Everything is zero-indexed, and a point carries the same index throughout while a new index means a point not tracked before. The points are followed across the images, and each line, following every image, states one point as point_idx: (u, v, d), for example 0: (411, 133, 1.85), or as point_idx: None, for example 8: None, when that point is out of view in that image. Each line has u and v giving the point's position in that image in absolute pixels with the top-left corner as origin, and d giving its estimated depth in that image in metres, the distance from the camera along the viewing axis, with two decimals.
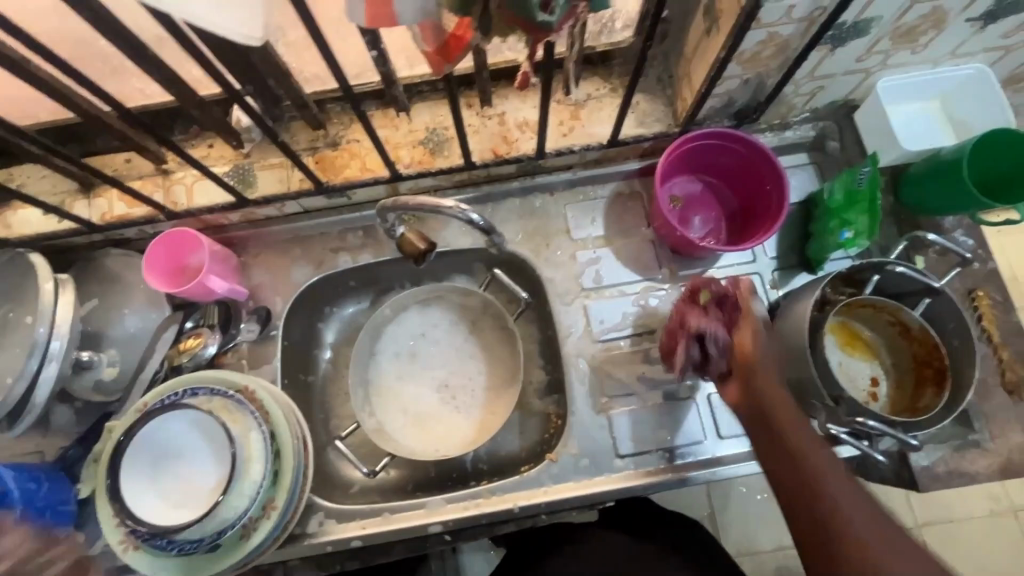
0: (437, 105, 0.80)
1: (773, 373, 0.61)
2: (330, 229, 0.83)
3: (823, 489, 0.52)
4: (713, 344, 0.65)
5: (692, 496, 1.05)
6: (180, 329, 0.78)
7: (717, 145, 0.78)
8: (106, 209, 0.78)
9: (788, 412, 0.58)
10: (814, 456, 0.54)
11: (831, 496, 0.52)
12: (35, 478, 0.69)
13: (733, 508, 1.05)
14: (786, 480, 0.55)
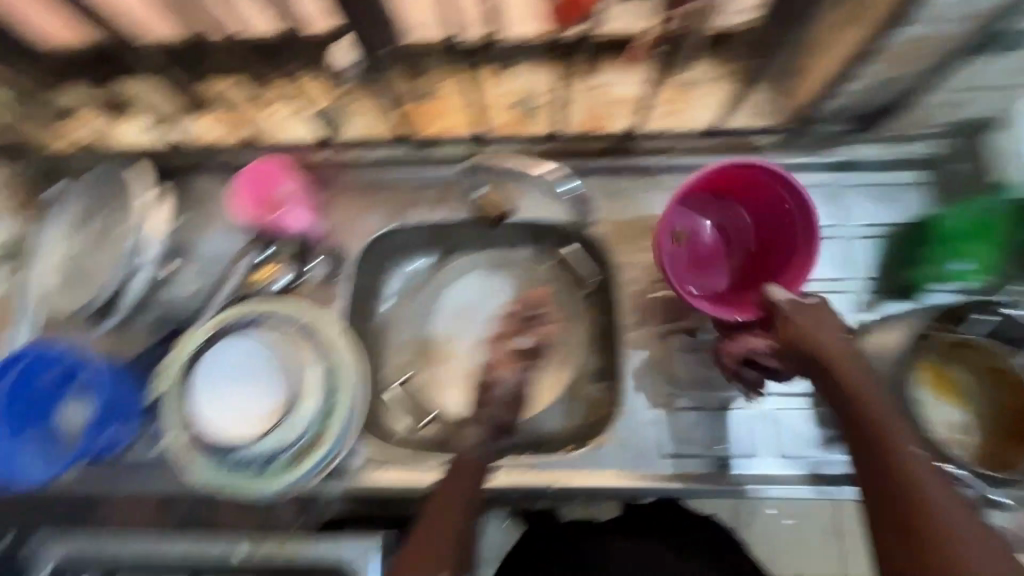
0: (538, 70, 0.80)
1: (859, 376, 0.56)
2: (408, 182, 0.81)
3: (931, 508, 0.49)
4: (763, 355, 0.65)
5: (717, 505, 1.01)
6: (254, 257, 0.78)
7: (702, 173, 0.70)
8: (207, 133, 0.84)
9: (886, 423, 0.54)
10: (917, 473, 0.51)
11: (940, 517, 0.48)
12: (119, 374, 0.74)
13: (756, 529, 1.01)
14: (889, 504, 0.51)
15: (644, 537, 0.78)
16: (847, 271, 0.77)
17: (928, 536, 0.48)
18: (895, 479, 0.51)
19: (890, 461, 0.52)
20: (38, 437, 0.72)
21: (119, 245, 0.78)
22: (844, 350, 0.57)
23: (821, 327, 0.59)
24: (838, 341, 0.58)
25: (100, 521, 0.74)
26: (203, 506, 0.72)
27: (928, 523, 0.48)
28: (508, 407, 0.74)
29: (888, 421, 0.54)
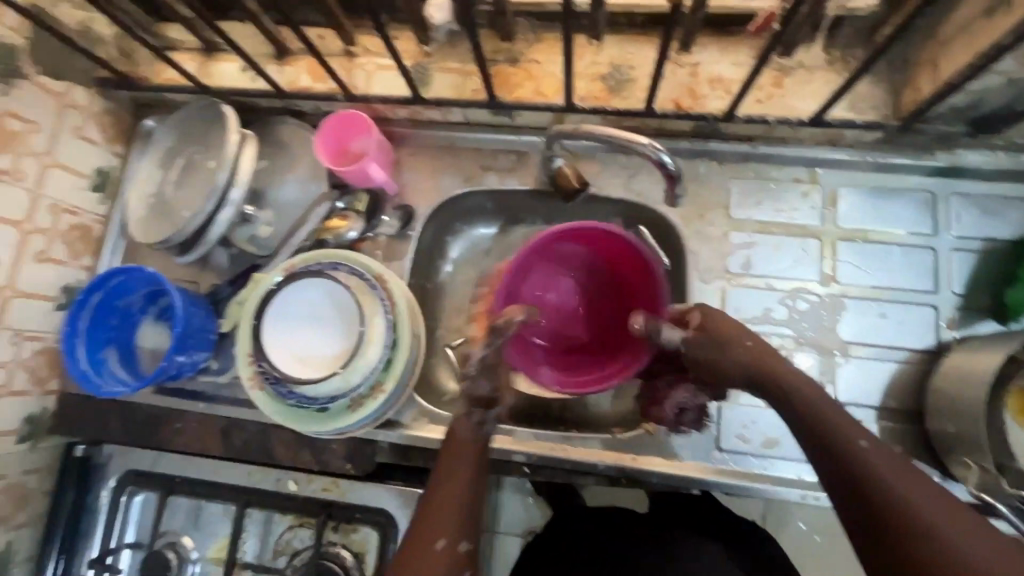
0: (629, 41, 0.75)
1: (795, 380, 0.58)
2: (484, 146, 0.82)
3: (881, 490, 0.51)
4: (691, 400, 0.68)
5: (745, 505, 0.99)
6: (331, 207, 0.81)
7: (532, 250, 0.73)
8: (294, 78, 0.82)
9: (819, 414, 0.56)
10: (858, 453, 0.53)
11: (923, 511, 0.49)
12: (194, 305, 0.78)
13: None
14: (862, 507, 0.51)
15: (673, 525, 0.76)
16: (935, 286, 0.72)
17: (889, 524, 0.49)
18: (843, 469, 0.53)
19: (832, 454, 0.54)
20: (118, 356, 0.80)
21: (204, 182, 0.80)
22: (760, 353, 0.60)
23: (734, 338, 0.61)
24: (749, 346, 0.61)
25: (172, 439, 0.79)
26: (267, 437, 0.77)
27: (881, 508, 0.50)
28: (477, 377, 0.63)
29: (819, 408, 0.56)
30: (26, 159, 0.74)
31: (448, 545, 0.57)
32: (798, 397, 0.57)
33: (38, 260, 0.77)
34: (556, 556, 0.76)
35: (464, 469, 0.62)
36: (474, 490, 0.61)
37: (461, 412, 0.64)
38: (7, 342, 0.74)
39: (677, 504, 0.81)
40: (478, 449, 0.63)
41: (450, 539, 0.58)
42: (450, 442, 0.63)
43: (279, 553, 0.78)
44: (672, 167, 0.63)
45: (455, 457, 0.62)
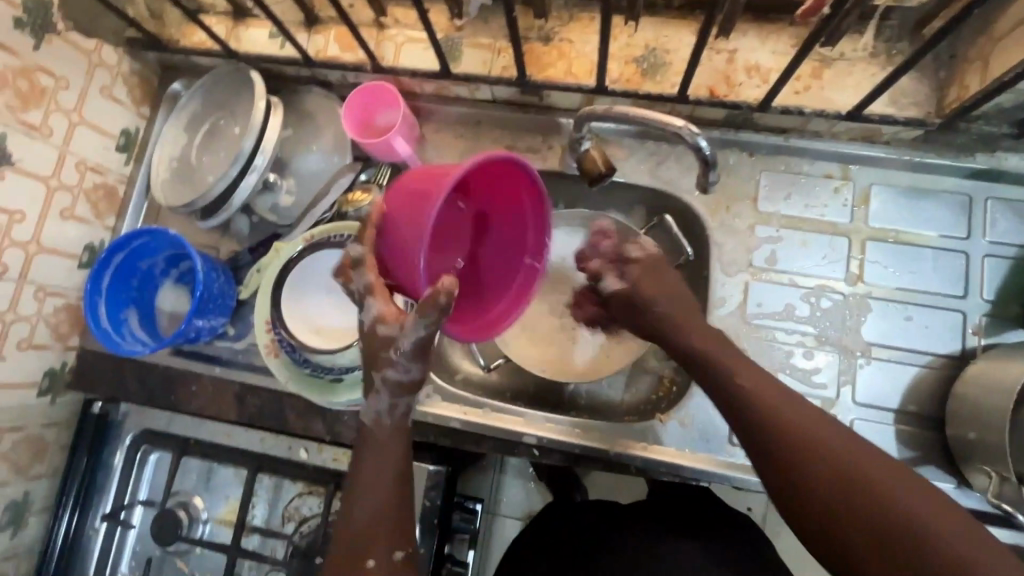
0: (666, 24, 0.73)
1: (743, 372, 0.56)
2: (510, 125, 0.81)
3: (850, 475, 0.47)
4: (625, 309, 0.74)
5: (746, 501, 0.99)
6: (354, 179, 0.82)
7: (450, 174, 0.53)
8: (322, 47, 0.81)
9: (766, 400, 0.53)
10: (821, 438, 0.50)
11: (891, 500, 0.45)
12: (214, 270, 0.78)
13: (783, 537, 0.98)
14: (831, 509, 0.47)
15: (668, 517, 0.77)
16: (965, 291, 0.70)
17: (857, 510, 0.46)
18: (804, 458, 0.49)
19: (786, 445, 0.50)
20: (138, 316, 0.81)
21: (229, 148, 0.80)
22: (674, 317, 0.62)
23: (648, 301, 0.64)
24: (685, 329, 0.62)
25: (187, 401, 0.80)
26: (280, 405, 0.78)
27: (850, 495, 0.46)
28: (411, 363, 0.54)
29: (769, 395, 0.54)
30: (55, 115, 0.74)
31: (382, 560, 0.51)
32: (745, 378, 0.55)
33: (63, 217, 0.78)
34: (556, 543, 0.79)
35: (384, 465, 0.54)
36: (397, 492, 0.54)
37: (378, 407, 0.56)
38: (30, 296, 0.75)
39: (675, 497, 0.80)
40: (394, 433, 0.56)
41: (381, 555, 0.51)
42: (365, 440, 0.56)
43: (287, 519, 0.79)
44: (707, 151, 0.64)
45: (371, 457, 0.55)
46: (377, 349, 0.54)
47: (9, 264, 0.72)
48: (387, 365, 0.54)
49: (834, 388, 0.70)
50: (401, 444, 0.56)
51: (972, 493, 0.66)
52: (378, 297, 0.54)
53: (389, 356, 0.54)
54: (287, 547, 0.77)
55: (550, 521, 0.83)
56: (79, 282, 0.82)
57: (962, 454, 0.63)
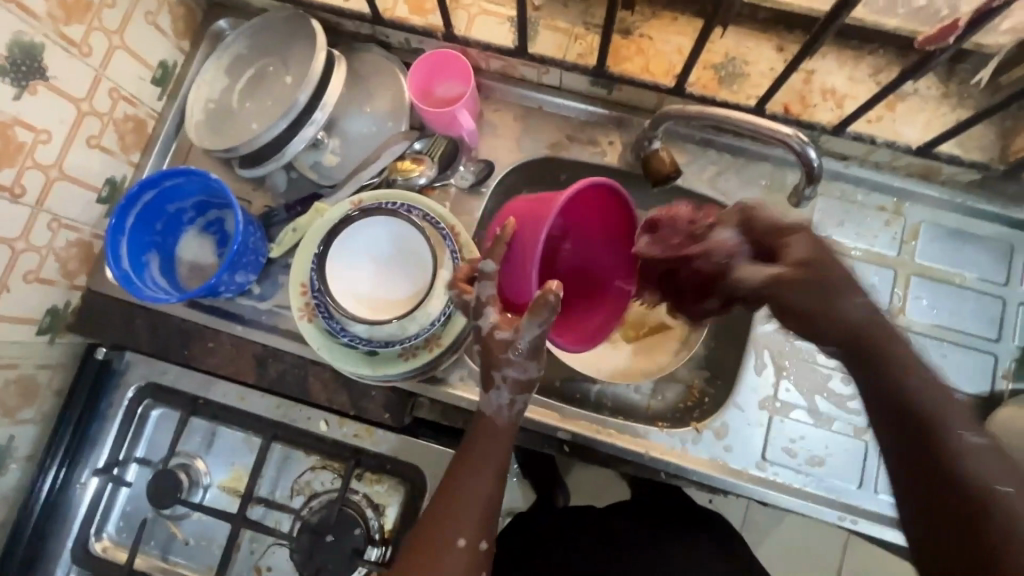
0: (747, 35, 0.73)
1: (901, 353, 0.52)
2: (572, 115, 0.79)
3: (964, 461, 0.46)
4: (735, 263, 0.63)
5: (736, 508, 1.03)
6: (407, 147, 0.77)
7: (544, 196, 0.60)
8: (390, 6, 0.77)
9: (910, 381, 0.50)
10: (955, 428, 0.47)
11: None
12: (250, 224, 0.73)
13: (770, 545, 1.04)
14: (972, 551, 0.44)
15: (662, 524, 0.78)
16: (998, 335, 0.72)
17: (974, 513, 0.45)
18: (930, 443, 0.48)
19: (914, 424, 0.49)
20: (159, 261, 0.75)
21: (278, 97, 0.76)
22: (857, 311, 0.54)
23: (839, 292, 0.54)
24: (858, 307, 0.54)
25: (202, 358, 0.75)
26: (304, 373, 0.74)
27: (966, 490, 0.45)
28: (526, 362, 0.56)
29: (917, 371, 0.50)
30: (96, 34, 0.68)
31: (468, 544, 0.55)
32: (889, 350, 0.52)
33: (89, 145, 0.71)
34: (541, 542, 0.78)
35: (490, 459, 0.57)
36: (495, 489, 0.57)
37: (497, 399, 0.58)
38: (44, 226, 0.69)
39: (665, 504, 0.82)
40: (505, 434, 0.58)
41: (469, 537, 0.55)
42: (476, 433, 0.58)
43: (296, 493, 0.76)
44: (816, 164, 0.63)
45: (482, 446, 0.57)
46: (496, 351, 0.56)
47: (27, 188, 0.66)
48: (507, 365, 0.56)
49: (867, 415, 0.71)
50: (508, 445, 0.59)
51: None
52: (495, 306, 0.57)
53: (507, 356, 0.55)
54: (294, 521, 0.74)
55: (532, 519, 0.82)
56: (95, 218, 0.76)
57: None
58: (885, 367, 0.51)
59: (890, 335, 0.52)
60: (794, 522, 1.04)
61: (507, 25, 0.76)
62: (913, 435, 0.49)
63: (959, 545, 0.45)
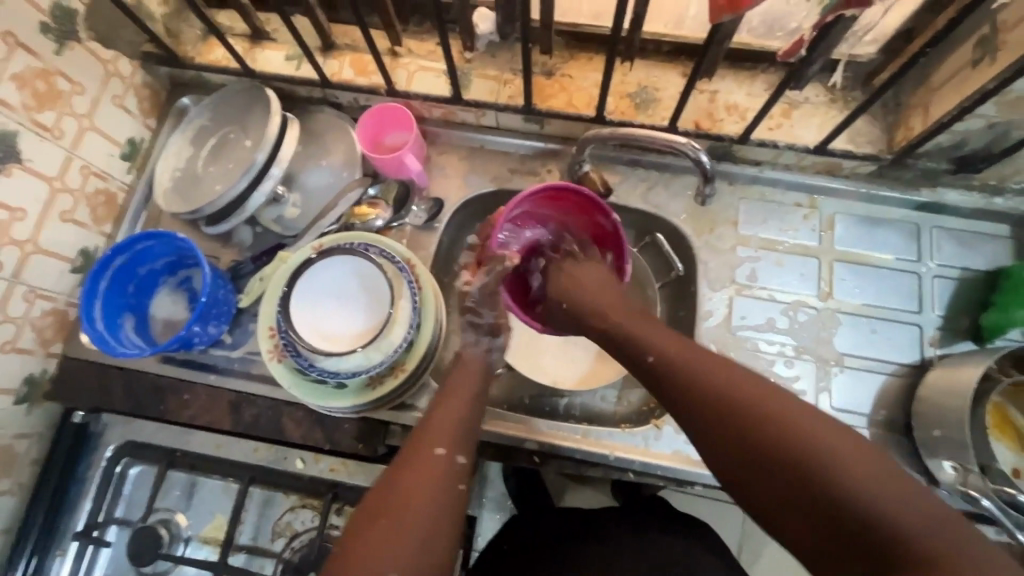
0: (655, 66, 0.82)
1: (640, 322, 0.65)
2: (513, 150, 0.87)
3: (807, 435, 0.47)
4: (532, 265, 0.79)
5: (727, 517, 1.04)
6: (362, 193, 0.84)
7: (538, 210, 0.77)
8: (337, 70, 0.86)
9: (753, 399, 0.51)
10: (796, 424, 0.48)
11: (784, 427, 0.48)
12: (219, 278, 0.78)
13: (765, 553, 1.03)
14: (746, 457, 0.49)
15: (639, 521, 0.79)
16: (919, 307, 0.78)
17: (733, 420, 0.51)
18: (690, 386, 0.55)
19: (743, 416, 0.50)
20: (134, 321, 0.80)
21: (237, 159, 0.82)
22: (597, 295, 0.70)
23: (603, 316, 0.67)
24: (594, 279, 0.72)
25: (178, 411, 0.77)
26: (278, 414, 0.76)
27: (823, 494, 0.44)
28: (479, 309, 0.74)
29: (744, 391, 0.52)
30: (67, 118, 0.74)
31: (446, 454, 0.59)
32: (695, 363, 0.57)
33: (62, 220, 0.76)
34: (520, 559, 0.77)
35: (469, 395, 0.66)
36: (471, 418, 0.64)
37: (468, 339, 0.73)
38: (20, 297, 0.72)
39: (644, 506, 0.83)
40: (480, 380, 0.69)
41: (447, 449, 0.59)
42: (459, 379, 0.68)
43: (277, 535, 0.78)
44: (708, 166, 0.72)
45: (457, 389, 0.67)
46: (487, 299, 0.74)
47: (4, 262, 0.70)
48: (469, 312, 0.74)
49: (812, 394, 0.76)
50: (481, 388, 0.68)
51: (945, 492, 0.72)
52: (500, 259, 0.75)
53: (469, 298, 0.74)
54: (277, 564, 0.76)
55: (513, 532, 0.82)
56: (70, 287, 0.80)
57: (930, 451, 0.70)
58: (689, 367, 0.56)
59: (717, 371, 0.54)
60: None
61: (443, 77, 0.84)
62: (766, 452, 0.48)
63: (769, 471, 0.48)
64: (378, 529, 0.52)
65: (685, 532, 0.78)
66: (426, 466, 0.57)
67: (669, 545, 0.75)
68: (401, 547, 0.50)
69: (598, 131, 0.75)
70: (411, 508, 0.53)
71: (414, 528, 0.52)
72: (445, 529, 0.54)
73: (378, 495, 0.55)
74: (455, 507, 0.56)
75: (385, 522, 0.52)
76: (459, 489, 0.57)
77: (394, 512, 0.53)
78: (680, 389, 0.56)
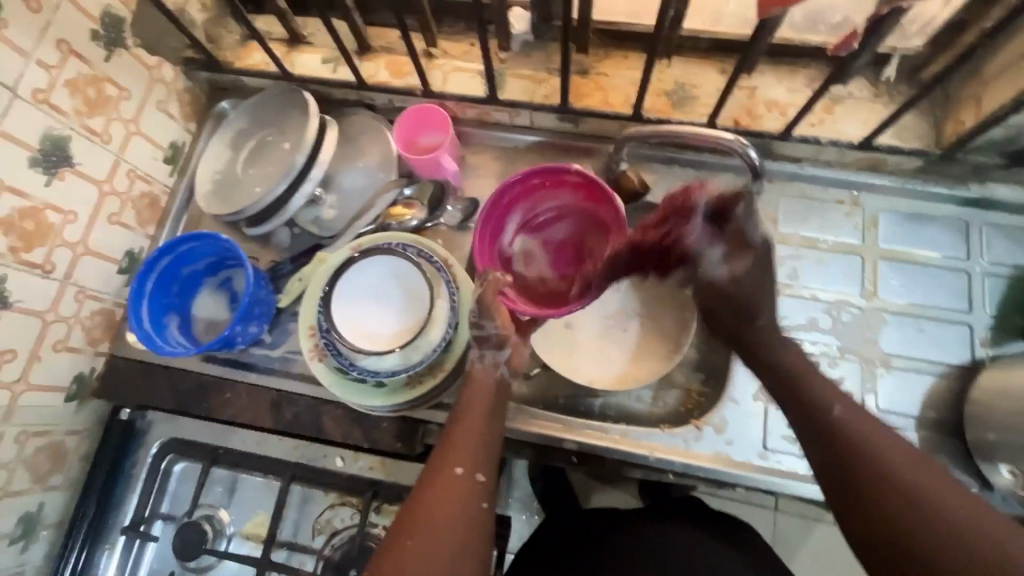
0: (692, 63, 0.81)
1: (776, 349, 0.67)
2: (548, 148, 0.86)
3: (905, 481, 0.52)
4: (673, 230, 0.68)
5: (762, 522, 1.02)
6: (397, 194, 0.84)
7: (523, 209, 0.78)
8: (373, 73, 0.87)
9: (847, 419, 0.58)
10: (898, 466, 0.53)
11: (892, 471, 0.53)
12: (260, 278, 0.79)
13: (802, 559, 1.01)
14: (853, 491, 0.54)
15: (677, 522, 0.78)
16: (969, 306, 0.76)
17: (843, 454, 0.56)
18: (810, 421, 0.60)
19: (847, 451, 0.56)
20: (178, 322, 0.82)
21: (276, 162, 0.83)
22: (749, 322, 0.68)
23: (758, 306, 0.67)
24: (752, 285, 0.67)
25: (221, 409, 0.78)
26: (318, 412, 0.77)
27: (919, 531, 0.49)
28: (481, 320, 0.68)
29: (856, 430, 0.57)
30: (115, 123, 0.76)
31: (466, 473, 0.60)
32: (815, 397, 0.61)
33: (110, 222, 0.78)
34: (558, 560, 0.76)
35: (489, 405, 0.67)
36: (490, 434, 0.65)
37: (475, 354, 0.69)
38: (71, 297, 0.75)
39: (680, 507, 0.81)
40: (495, 390, 0.69)
41: (467, 468, 0.60)
42: (478, 384, 0.68)
43: (317, 533, 0.79)
44: (757, 160, 0.70)
45: (474, 403, 0.67)
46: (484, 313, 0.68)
47: (56, 263, 0.72)
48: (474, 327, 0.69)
49: (858, 395, 0.74)
50: (498, 402, 0.68)
51: (998, 496, 0.70)
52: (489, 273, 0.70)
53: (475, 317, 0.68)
54: (317, 561, 0.77)
55: (551, 532, 0.81)
56: (116, 288, 0.82)
57: (985, 455, 0.68)
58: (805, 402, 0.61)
59: (824, 390, 0.61)
60: (820, 536, 1.02)
61: (478, 78, 0.85)
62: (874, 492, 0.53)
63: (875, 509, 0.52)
64: (407, 550, 0.53)
65: (727, 535, 0.76)
66: (448, 488, 0.58)
67: (711, 547, 0.74)
68: (427, 569, 0.52)
69: (639, 128, 0.73)
70: (436, 529, 0.55)
71: (438, 552, 0.53)
72: (471, 552, 0.55)
73: (406, 516, 0.56)
74: (479, 526, 0.57)
75: (411, 543, 0.54)
76: (481, 508, 0.58)
77: (420, 534, 0.54)
78: (801, 426, 0.61)
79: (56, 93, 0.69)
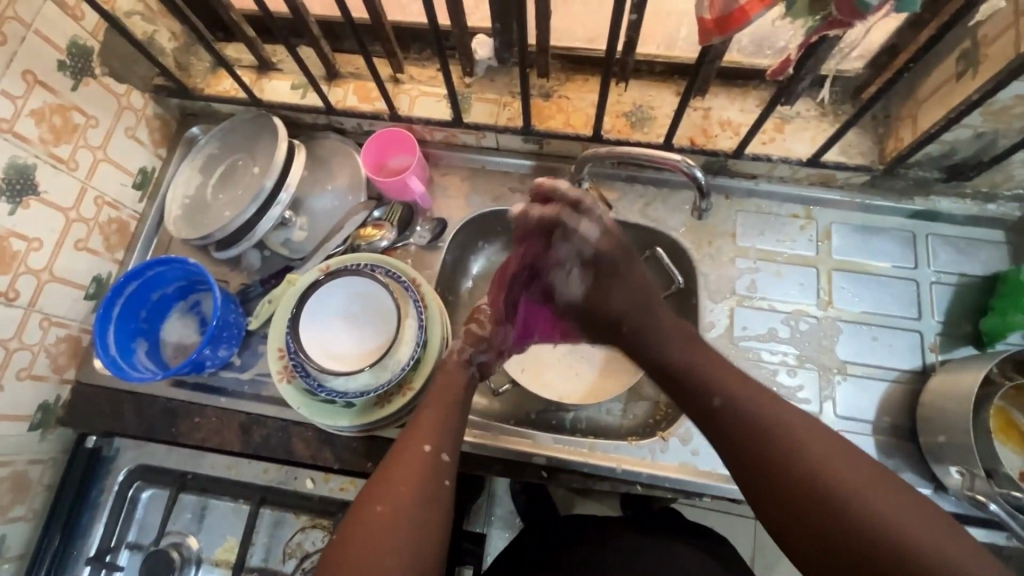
0: (649, 85, 0.84)
1: (677, 349, 0.70)
2: (515, 169, 0.89)
3: (833, 482, 0.54)
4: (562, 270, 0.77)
5: (738, 529, 1.04)
6: (367, 215, 0.86)
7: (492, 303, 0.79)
8: (341, 98, 0.88)
9: (765, 417, 0.60)
10: (824, 465, 0.55)
11: (815, 472, 0.55)
12: (230, 303, 0.80)
13: (779, 568, 1.02)
14: (783, 488, 0.56)
15: (647, 532, 0.79)
16: (919, 314, 0.79)
17: (774, 453, 0.58)
18: (739, 422, 0.61)
19: (777, 452, 0.58)
20: (146, 347, 0.81)
21: (246, 185, 0.84)
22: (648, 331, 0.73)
23: (637, 324, 0.74)
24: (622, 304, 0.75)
25: (189, 434, 0.78)
26: (287, 435, 0.77)
27: (854, 523, 0.52)
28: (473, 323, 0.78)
29: (784, 425, 0.59)
30: (82, 151, 0.77)
31: (433, 452, 0.63)
32: (744, 397, 0.62)
33: (76, 249, 0.79)
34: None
35: (457, 392, 0.70)
36: (456, 419, 0.68)
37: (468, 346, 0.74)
38: (36, 325, 0.74)
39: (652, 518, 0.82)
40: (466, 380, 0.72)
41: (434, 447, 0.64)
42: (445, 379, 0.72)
43: (288, 556, 0.78)
44: (703, 181, 0.73)
45: (447, 388, 0.70)
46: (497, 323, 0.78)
47: (21, 291, 0.72)
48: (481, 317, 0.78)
49: (817, 402, 0.77)
50: (466, 393, 0.71)
51: (951, 497, 0.72)
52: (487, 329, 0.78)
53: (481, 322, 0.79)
54: None
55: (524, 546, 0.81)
56: (83, 314, 0.82)
57: (936, 457, 0.71)
58: (730, 399, 0.63)
59: (743, 391, 0.63)
60: None
61: (443, 102, 0.87)
62: (802, 493, 0.55)
63: (804, 511, 0.55)
64: (374, 517, 0.57)
65: (696, 543, 0.77)
66: (411, 463, 0.62)
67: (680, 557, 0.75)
68: (391, 536, 0.56)
69: (597, 151, 0.75)
70: (401, 501, 0.58)
71: (403, 523, 0.57)
72: (432, 527, 0.58)
73: (375, 486, 0.60)
74: (438, 502, 0.61)
75: (377, 511, 0.57)
76: (443, 486, 0.62)
77: (385, 505, 0.58)
78: (734, 427, 0.61)
79: (20, 123, 0.70)
